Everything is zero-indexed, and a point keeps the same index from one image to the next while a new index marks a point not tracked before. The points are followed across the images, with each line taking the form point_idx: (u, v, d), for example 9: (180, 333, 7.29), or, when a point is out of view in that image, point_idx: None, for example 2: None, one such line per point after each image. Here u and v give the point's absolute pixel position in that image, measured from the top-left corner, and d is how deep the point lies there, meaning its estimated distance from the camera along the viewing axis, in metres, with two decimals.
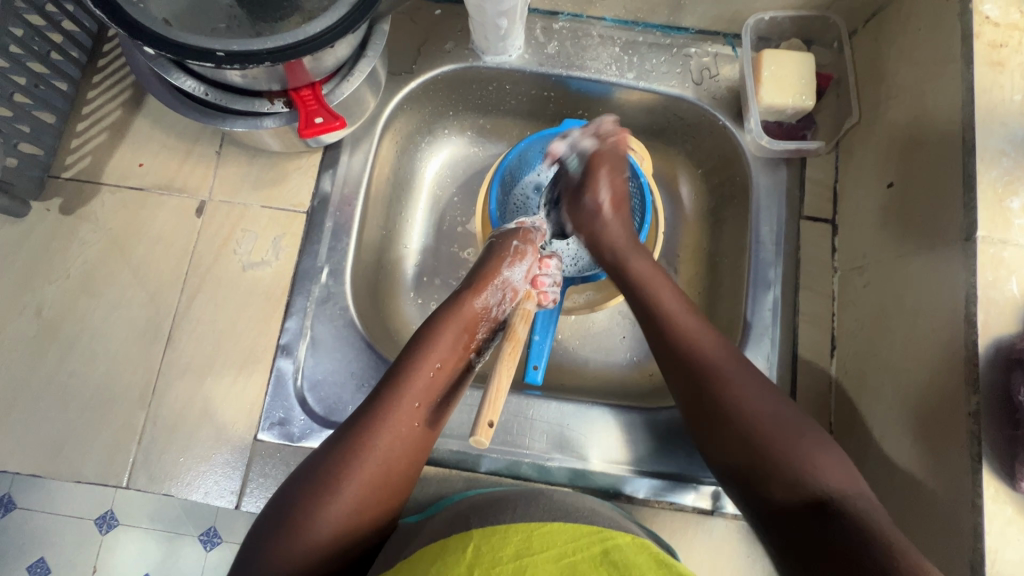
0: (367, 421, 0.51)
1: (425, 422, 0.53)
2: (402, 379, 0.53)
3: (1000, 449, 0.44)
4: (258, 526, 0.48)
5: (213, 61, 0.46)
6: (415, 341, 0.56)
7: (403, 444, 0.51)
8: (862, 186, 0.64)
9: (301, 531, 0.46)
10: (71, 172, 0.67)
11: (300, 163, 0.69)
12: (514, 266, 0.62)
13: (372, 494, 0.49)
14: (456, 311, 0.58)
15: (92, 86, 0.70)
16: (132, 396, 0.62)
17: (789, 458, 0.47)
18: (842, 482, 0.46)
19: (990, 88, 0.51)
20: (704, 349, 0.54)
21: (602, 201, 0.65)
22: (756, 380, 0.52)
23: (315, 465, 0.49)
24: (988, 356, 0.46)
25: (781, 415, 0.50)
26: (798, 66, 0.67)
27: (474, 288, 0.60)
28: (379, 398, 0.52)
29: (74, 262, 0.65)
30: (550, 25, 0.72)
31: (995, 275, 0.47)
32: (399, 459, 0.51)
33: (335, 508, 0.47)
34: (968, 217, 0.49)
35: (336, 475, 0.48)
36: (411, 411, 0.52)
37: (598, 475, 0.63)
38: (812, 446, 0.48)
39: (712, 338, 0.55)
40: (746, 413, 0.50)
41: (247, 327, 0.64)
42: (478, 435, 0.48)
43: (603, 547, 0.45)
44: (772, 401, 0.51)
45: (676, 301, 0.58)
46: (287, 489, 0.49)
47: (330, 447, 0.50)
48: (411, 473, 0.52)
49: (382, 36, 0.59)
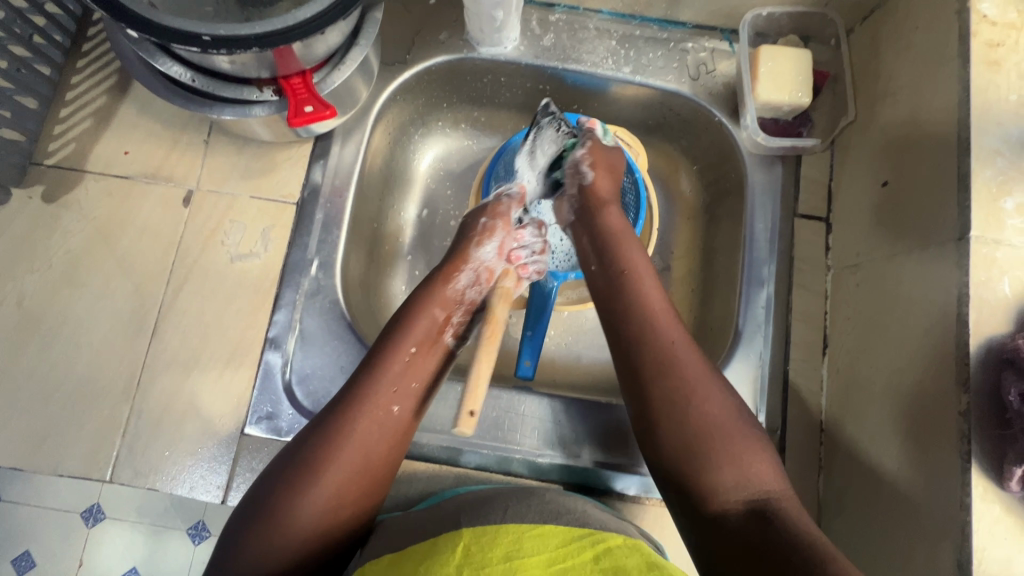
0: (345, 411, 0.50)
1: (403, 406, 0.52)
2: (380, 367, 0.52)
3: (989, 448, 0.44)
4: (235, 519, 0.47)
5: (199, 46, 0.45)
6: (390, 327, 0.55)
7: (385, 428, 0.51)
8: (856, 185, 0.64)
9: (286, 522, 0.46)
10: (54, 159, 0.66)
11: (290, 154, 0.67)
12: (484, 243, 0.60)
13: (352, 484, 0.49)
14: (432, 291, 0.57)
15: (76, 71, 0.68)
16: (116, 389, 0.61)
17: (725, 460, 0.48)
18: (767, 479, 0.48)
19: (986, 87, 0.50)
20: (668, 341, 0.52)
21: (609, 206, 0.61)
22: (711, 378, 0.51)
23: (295, 455, 0.49)
24: (979, 356, 0.46)
25: (730, 411, 0.51)
26: (795, 62, 0.67)
27: (449, 267, 0.59)
28: (357, 386, 0.51)
29: (57, 252, 0.64)
30: (546, 17, 0.71)
31: (988, 275, 0.47)
32: (382, 444, 0.50)
33: (323, 491, 0.47)
34: (962, 217, 0.49)
35: (320, 461, 0.48)
36: (390, 396, 0.51)
37: (590, 471, 0.62)
38: (748, 445, 0.49)
39: (682, 337, 0.53)
40: (694, 410, 0.50)
41: (235, 320, 0.63)
42: (461, 426, 0.50)
43: (595, 553, 0.45)
44: (721, 402, 0.51)
45: (653, 289, 0.56)
46: (269, 474, 0.49)
47: (308, 438, 0.49)
48: (392, 459, 0.51)
49: (375, 24, 0.58)
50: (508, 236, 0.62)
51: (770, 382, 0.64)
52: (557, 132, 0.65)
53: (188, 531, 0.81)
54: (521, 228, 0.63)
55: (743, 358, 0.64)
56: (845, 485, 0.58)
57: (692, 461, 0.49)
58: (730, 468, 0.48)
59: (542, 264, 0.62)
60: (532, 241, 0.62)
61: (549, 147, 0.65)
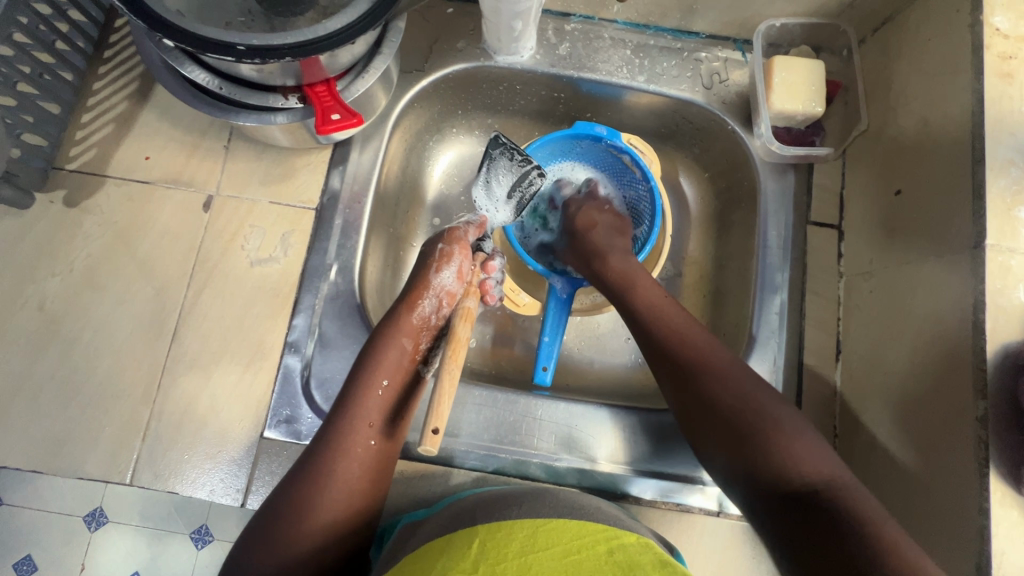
0: (325, 447, 0.51)
1: (382, 439, 0.53)
2: (354, 399, 0.53)
3: (1006, 453, 0.45)
4: (236, 555, 0.48)
5: (233, 55, 0.46)
6: (360, 360, 0.56)
7: (369, 454, 0.52)
8: (868, 193, 0.65)
9: (291, 543, 0.48)
10: (76, 164, 0.66)
11: (310, 160, 0.68)
12: (444, 271, 0.59)
13: (341, 518, 0.50)
14: (398, 319, 0.57)
15: (98, 77, 0.69)
16: (136, 392, 0.62)
17: (772, 453, 0.49)
18: (822, 470, 0.48)
19: (999, 98, 0.51)
20: (694, 347, 0.55)
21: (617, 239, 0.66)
22: (744, 378, 0.53)
23: (290, 482, 0.50)
24: (996, 362, 0.47)
25: (769, 403, 0.52)
26: (808, 73, 0.68)
27: (412, 295, 0.58)
28: (335, 425, 0.52)
29: (78, 255, 0.64)
30: (561, 26, 0.72)
31: (1003, 283, 0.48)
32: (366, 473, 0.52)
33: (323, 515, 0.49)
34: (977, 226, 0.50)
35: (314, 488, 0.49)
36: (368, 428, 0.53)
37: (606, 476, 0.63)
38: (797, 438, 0.49)
39: (713, 348, 0.55)
40: (730, 409, 0.51)
41: (254, 324, 0.64)
42: (424, 445, 0.45)
43: (609, 547, 0.45)
44: (760, 398, 0.52)
45: (675, 310, 0.59)
46: (275, 495, 0.50)
47: (300, 467, 0.51)
48: (378, 485, 0.53)
49: (397, 34, 0.59)
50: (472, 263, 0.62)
51: (784, 387, 0.64)
52: (511, 161, 0.70)
53: (190, 536, 0.73)
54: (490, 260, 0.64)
55: (758, 363, 0.65)
56: None
57: (738, 456, 0.50)
58: (777, 462, 0.48)
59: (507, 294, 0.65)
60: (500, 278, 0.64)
61: (503, 176, 0.71)
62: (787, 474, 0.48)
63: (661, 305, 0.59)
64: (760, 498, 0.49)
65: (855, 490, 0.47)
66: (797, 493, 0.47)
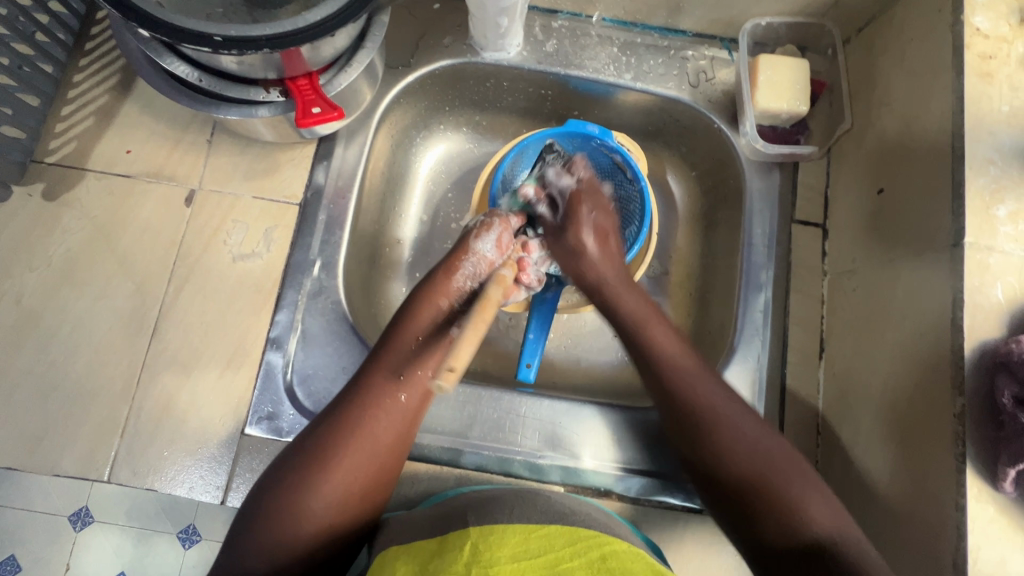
0: (352, 407, 0.50)
1: (409, 399, 0.52)
2: (386, 364, 0.52)
3: (983, 449, 0.45)
4: (238, 524, 0.48)
5: (211, 46, 0.45)
6: (395, 324, 0.55)
7: (393, 421, 0.51)
8: (852, 192, 0.65)
9: (297, 517, 0.46)
10: (55, 157, 0.65)
11: (294, 155, 0.68)
12: (484, 237, 0.58)
13: (360, 485, 0.49)
14: (433, 284, 0.56)
15: (79, 69, 0.68)
16: (115, 389, 0.61)
17: (788, 500, 0.49)
18: (830, 521, 0.48)
19: (979, 98, 0.52)
20: (687, 381, 0.54)
21: (586, 239, 0.59)
22: (751, 424, 0.53)
23: (300, 451, 0.49)
24: (974, 359, 0.47)
25: (778, 450, 0.51)
26: (793, 72, 0.68)
27: (450, 260, 0.57)
28: (362, 388, 0.51)
29: (57, 250, 0.63)
30: (549, 23, 0.72)
31: (981, 280, 0.48)
32: (388, 440, 0.50)
33: (338, 484, 0.48)
34: (956, 224, 0.50)
35: (330, 455, 0.48)
36: (395, 389, 0.51)
37: (590, 473, 0.63)
38: (807, 487, 0.49)
39: (712, 383, 0.54)
40: (732, 442, 0.52)
41: (236, 319, 0.63)
42: (437, 381, 0.39)
43: (602, 553, 0.46)
44: (769, 444, 0.52)
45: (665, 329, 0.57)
46: (282, 468, 0.49)
47: (316, 434, 0.50)
48: (398, 456, 0.52)
49: (381, 28, 0.58)
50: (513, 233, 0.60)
51: (768, 384, 0.64)
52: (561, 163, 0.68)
53: (176, 536, 0.62)
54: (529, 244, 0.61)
55: (742, 361, 0.65)
56: (841, 487, 0.58)
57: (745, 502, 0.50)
58: (786, 502, 0.48)
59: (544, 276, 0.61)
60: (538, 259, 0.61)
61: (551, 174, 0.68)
62: (791, 509, 0.48)
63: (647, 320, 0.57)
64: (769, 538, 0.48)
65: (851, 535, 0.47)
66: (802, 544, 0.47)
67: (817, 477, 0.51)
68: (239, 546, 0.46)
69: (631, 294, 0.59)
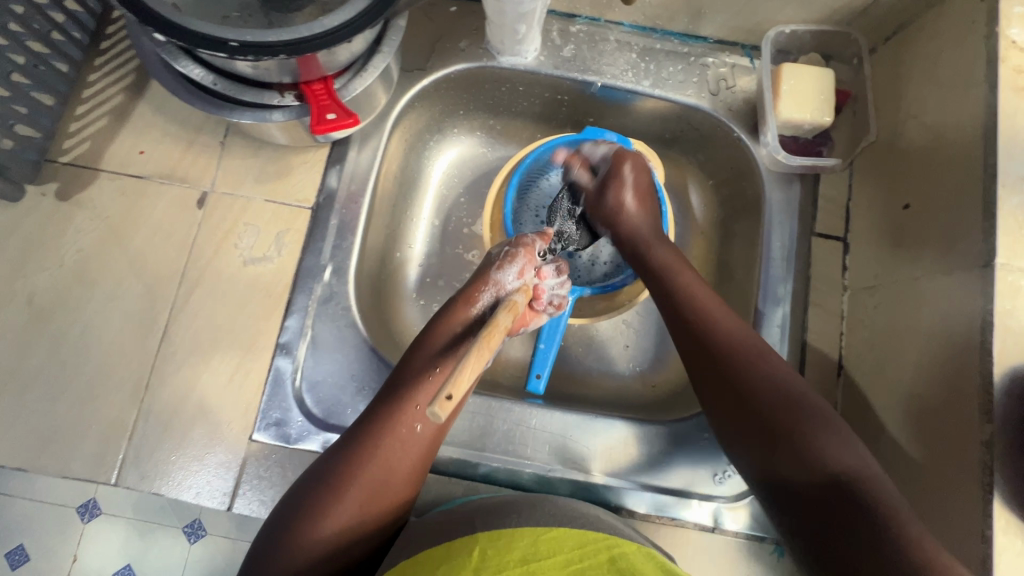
0: (374, 429, 0.50)
1: (429, 425, 0.51)
2: (407, 387, 0.52)
3: (1011, 479, 0.44)
4: (257, 546, 0.47)
5: (225, 51, 0.44)
6: (416, 348, 0.55)
7: (409, 449, 0.50)
8: (876, 205, 0.64)
9: (313, 535, 0.46)
10: (69, 157, 0.65)
11: (306, 158, 0.67)
12: (506, 268, 0.58)
13: (375, 502, 0.49)
14: (454, 312, 0.57)
15: (94, 69, 0.68)
16: (124, 391, 0.61)
17: (809, 439, 0.48)
18: (850, 457, 0.48)
19: (1014, 113, 0.50)
20: (713, 326, 0.55)
21: (625, 199, 0.64)
22: (781, 371, 0.53)
23: (314, 477, 0.49)
24: (1004, 386, 0.45)
25: (795, 393, 0.51)
26: (817, 81, 0.66)
27: (471, 291, 0.58)
28: (385, 408, 0.51)
29: (68, 250, 0.63)
30: (567, 28, 0.71)
31: (1013, 304, 0.46)
32: (407, 462, 0.50)
33: (353, 500, 0.48)
34: (988, 244, 0.48)
35: (343, 480, 0.48)
36: (415, 413, 0.51)
37: (600, 487, 0.62)
38: (825, 427, 0.49)
39: (739, 325, 0.55)
40: (757, 395, 0.51)
41: (246, 324, 0.63)
42: (432, 408, 0.34)
43: (610, 555, 0.45)
44: (788, 385, 0.51)
45: (690, 274, 0.59)
46: (302, 486, 0.49)
47: (331, 458, 0.50)
48: (415, 477, 0.51)
49: (398, 31, 0.57)
50: (535, 266, 0.60)
51: None
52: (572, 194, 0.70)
53: (182, 530, 0.60)
54: (544, 267, 0.61)
55: None
56: None
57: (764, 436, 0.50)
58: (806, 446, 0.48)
59: (561, 300, 0.62)
60: (555, 285, 0.61)
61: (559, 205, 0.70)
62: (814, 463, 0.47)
63: (678, 266, 0.60)
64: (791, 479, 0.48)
65: (884, 485, 0.46)
66: (826, 480, 0.47)
67: (840, 421, 0.50)
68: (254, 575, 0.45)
69: (663, 246, 0.63)
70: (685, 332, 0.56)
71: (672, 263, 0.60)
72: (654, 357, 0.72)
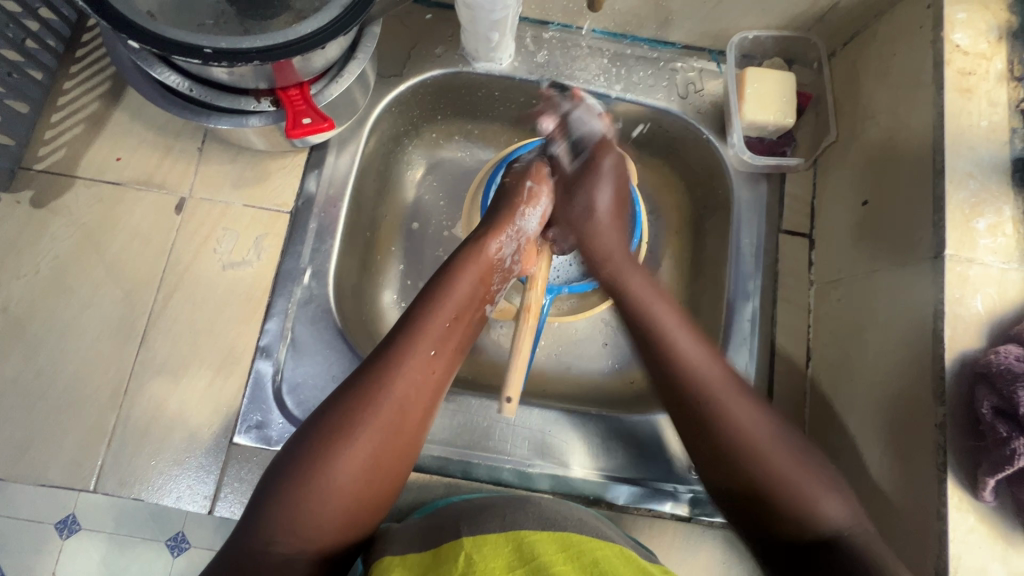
0: (379, 368, 0.50)
1: (438, 360, 0.53)
2: (417, 326, 0.53)
3: (962, 458, 0.46)
4: (247, 514, 0.46)
5: (200, 58, 0.45)
6: (425, 293, 0.55)
7: (419, 389, 0.51)
8: (837, 202, 0.66)
9: (315, 484, 0.46)
10: (43, 164, 0.65)
11: (285, 163, 0.68)
12: (530, 216, 0.62)
13: (383, 449, 0.48)
14: (470, 259, 0.57)
15: (69, 76, 0.68)
16: (103, 397, 0.60)
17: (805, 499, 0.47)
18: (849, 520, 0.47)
19: (959, 113, 0.53)
20: (725, 394, 0.51)
21: (599, 197, 0.64)
22: (822, 478, 0.48)
23: (318, 424, 0.48)
24: (955, 370, 0.48)
25: (783, 451, 0.49)
26: (779, 84, 0.69)
27: (489, 233, 0.59)
28: (395, 346, 0.51)
29: (44, 257, 0.63)
30: (540, 34, 0.73)
31: (962, 292, 0.49)
32: (418, 403, 0.51)
33: (357, 448, 0.47)
34: (937, 237, 0.51)
35: (352, 424, 0.48)
36: (424, 353, 0.52)
37: (579, 481, 0.63)
38: (821, 485, 0.48)
39: (773, 425, 0.50)
40: (742, 450, 0.49)
41: (225, 327, 0.63)
42: (505, 410, 0.56)
43: (592, 557, 0.46)
44: (780, 437, 0.50)
45: (672, 315, 0.56)
46: (304, 431, 0.48)
47: (340, 400, 0.49)
48: (421, 422, 0.51)
49: (373, 38, 0.59)
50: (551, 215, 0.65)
51: None
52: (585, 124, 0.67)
53: (165, 544, 0.60)
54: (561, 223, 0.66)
55: None
56: None
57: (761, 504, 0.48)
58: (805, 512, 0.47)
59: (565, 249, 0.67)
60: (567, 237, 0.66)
61: None
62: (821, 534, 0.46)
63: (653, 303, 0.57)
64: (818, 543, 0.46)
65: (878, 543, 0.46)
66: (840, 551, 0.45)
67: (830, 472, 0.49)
68: (257, 527, 0.45)
69: (638, 274, 0.61)
70: (698, 399, 0.51)
71: (696, 357, 0.53)
72: (632, 354, 0.74)
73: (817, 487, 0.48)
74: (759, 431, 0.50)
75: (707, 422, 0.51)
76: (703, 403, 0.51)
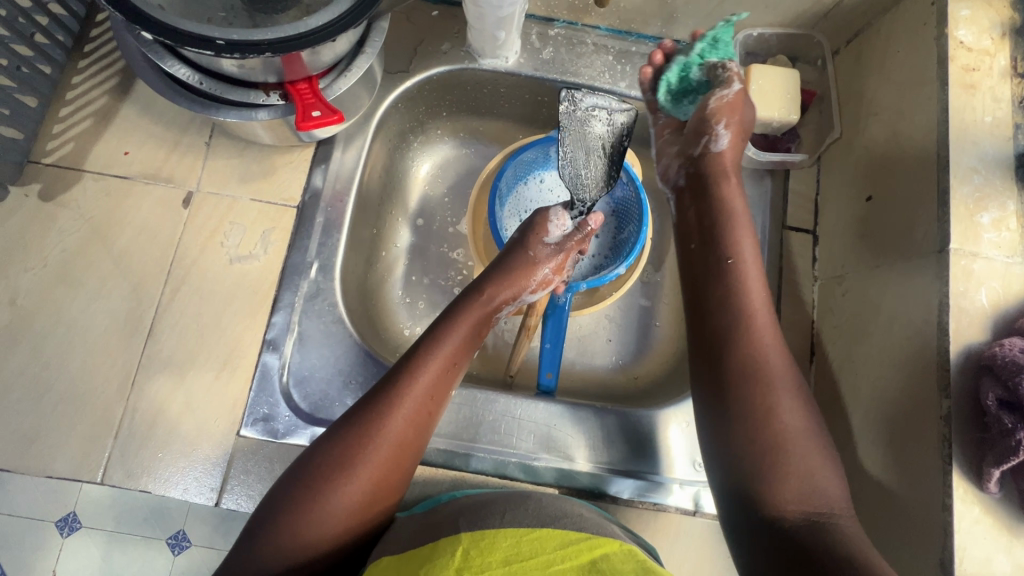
0: (374, 410, 0.50)
1: (431, 408, 0.53)
2: (411, 371, 0.53)
3: (968, 450, 0.46)
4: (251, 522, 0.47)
5: (212, 50, 0.46)
6: (424, 338, 0.55)
7: (412, 433, 0.51)
8: (841, 199, 0.67)
9: (311, 519, 0.46)
10: (52, 158, 0.66)
11: (291, 158, 0.68)
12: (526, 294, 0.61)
13: (378, 486, 0.49)
14: (468, 307, 0.58)
15: (77, 71, 0.68)
16: (110, 389, 0.61)
17: (799, 449, 0.49)
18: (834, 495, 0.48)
19: (964, 108, 0.53)
20: (754, 318, 0.54)
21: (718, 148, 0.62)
22: (801, 399, 0.52)
23: (315, 458, 0.48)
24: (961, 362, 0.48)
25: (799, 391, 0.51)
26: (784, 81, 0.69)
27: (493, 287, 0.59)
28: (389, 391, 0.51)
29: (52, 250, 0.63)
30: (546, 31, 0.73)
31: (966, 286, 0.49)
32: (412, 445, 0.51)
33: (352, 487, 0.48)
34: (943, 230, 0.51)
35: (348, 460, 0.48)
36: (419, 399, 0.52)
37: (584, 475, 0.63)
38: (812, 448, 0.50)
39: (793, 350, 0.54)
40: (760, 397, 0.51)
41: (232, 321, 0.63)
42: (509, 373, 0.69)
43: (591, 556, 0.46)
44: (806, 413, 0.51)
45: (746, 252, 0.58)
46: (298, 466, 0.49)
47: (335, 438, 0.49)
48: (411, 464, 0.52)
49: (380, 34, 0.59)
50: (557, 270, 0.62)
51: None
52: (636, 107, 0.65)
53: (166, 541, 0.64)
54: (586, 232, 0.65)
55: None
56: None
57: (757, 442, 0.50)
58: (791, 448, 0.49)
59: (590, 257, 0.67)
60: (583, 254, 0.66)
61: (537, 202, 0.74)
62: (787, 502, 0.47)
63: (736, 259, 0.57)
64: (769, 512, 0.47)
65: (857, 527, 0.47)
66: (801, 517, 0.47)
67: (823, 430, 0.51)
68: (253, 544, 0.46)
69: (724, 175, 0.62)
70: (734, 348, 0.53)
71: (742, 288, 0.56)
72: (636, 350, 0.74)
73: (809, 441, 0.50)
74: (792, 425, 0.50)
75: (739, 343, 0.53)
76: (741, 339, 0.53)
